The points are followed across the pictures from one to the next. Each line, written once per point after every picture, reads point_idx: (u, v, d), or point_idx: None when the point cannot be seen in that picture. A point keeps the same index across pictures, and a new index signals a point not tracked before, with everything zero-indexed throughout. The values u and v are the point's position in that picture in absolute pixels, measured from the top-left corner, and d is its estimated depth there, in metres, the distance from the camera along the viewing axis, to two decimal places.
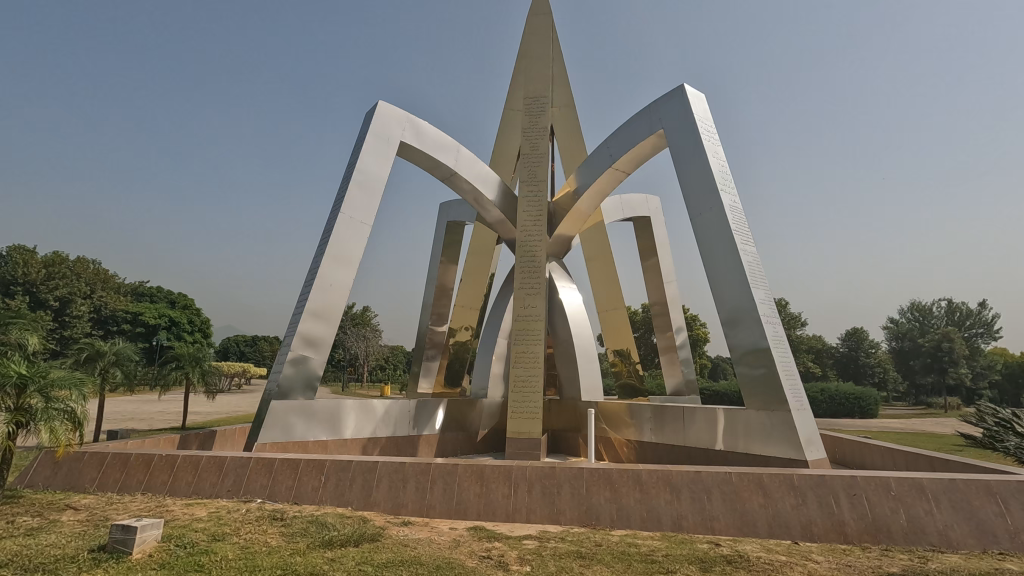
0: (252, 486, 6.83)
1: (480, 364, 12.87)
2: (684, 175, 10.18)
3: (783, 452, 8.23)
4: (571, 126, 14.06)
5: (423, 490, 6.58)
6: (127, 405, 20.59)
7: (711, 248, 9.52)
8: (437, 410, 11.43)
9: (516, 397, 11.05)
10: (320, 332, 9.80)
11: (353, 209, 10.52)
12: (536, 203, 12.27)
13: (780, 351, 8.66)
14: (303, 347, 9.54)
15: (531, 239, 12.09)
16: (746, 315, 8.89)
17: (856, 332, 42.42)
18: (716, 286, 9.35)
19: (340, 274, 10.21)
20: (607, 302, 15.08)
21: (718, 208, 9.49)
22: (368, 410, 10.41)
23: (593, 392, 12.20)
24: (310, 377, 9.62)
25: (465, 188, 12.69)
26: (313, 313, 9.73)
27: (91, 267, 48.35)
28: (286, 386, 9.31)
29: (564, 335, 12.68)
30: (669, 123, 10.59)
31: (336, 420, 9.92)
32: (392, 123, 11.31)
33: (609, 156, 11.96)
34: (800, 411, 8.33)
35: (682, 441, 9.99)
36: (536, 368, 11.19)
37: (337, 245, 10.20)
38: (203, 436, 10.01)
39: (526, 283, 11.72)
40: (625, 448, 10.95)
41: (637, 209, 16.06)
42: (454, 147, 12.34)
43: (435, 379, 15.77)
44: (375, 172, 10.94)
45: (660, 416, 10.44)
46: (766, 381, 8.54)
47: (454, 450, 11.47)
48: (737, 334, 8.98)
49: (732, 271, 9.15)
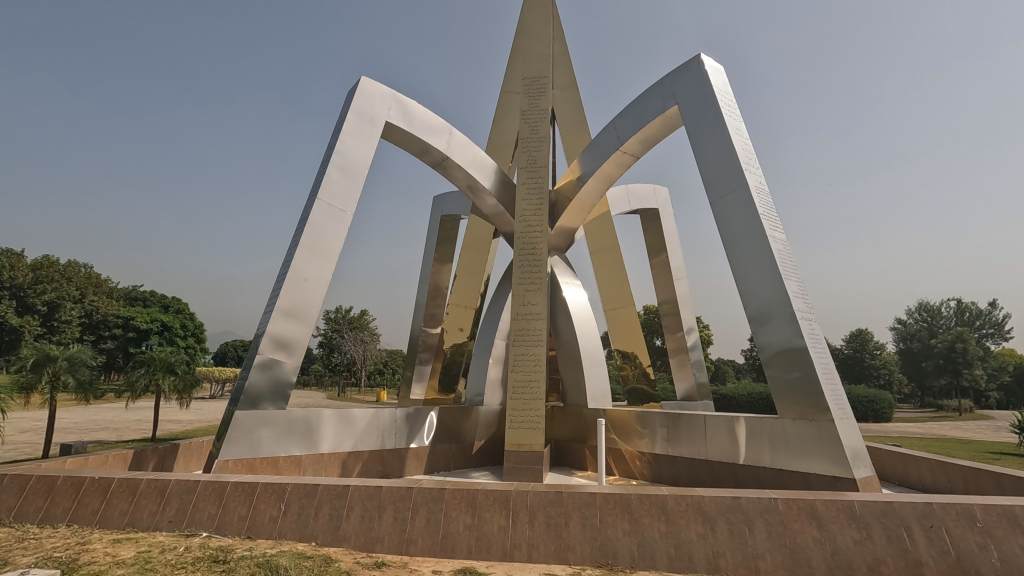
0: (198, 516, 5.69)
1: (476, 369, 11.73)
2: (702, 155, 9.08)
3: (826, 470, 7.08)
4: (574, 109, 12.96)
5: (403, 521, 5.44)
6: (106, 414, 19.46)
7: (735, 236, 8.42)
8: (428, 419, 10.28)
9: (515, 405, 9.92)
10: (292, 332, 8.68)
11: (331, 195, 9.41)
12: (536, 191, 11.19)
13: (818, 351, 7.53)
14: (273, 350, 8.41)
15: (530, 230, 10.99)
16: (776, 310, 7.78)
17: (861, 333, 41.37)
18: (741, 279, 8.25)
19: (317, 269, 9.09)
20: (613, 301, 13.96)
21: (743, 190, 8.39)
22: (348, 421, 9.25)
23: (600, 399, 11.07)
24: (282, 384, 8.47)
25: (459, 175, 11.60)
26: (285, 312, 8.61)
27: (81, 270, 47.22)
28: (253, 394, 8.16)
29: (568, 335, 11.56)
30: (683, 97, 9.51)
31: (311, 433, 8.75)
32: (377, 102, 10.21)
33: (616, 137, 10.87)
34: (843, 421, 7.19)
35: (703, 455, 8.81)
36: (538, 372, 10.06)
37: (313, 235, 9.09)
38: (162, 451, 8.90)
39: (525, 278, 10.61)
40: (638, 461, 9.79)
41: (644, 201, 14.95)
42: (446, 129, 11.25)
43: (429, 384, 14.65)
44: (357, 155, 9.84)
45: (677, 426, 9.27)
46: (802, 385, 7.41)
47: (446, 464, 10.32)
48: (767, 332, 7.86)
49: (760, 261, 8.04)
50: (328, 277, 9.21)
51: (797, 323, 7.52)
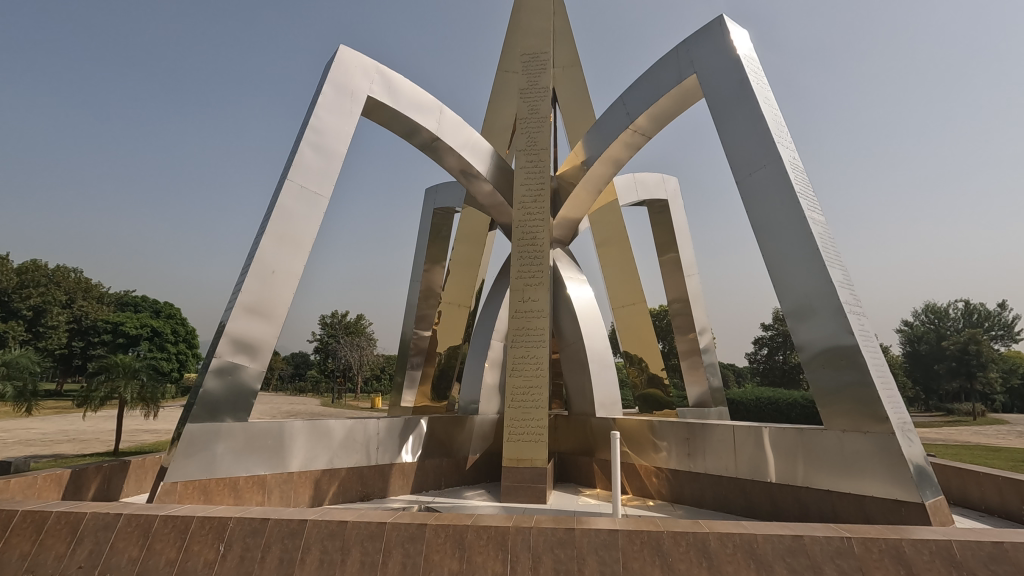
0: (115, 561, 4.52)
1: (470, 374, 10.56)
2: (725, 129, 7.98)
3: (886, 492, 5.92)
4: (576, 89, 11.86)
5: (372, 569, 4.27)
6: (79, 423, 18.24)
7: (766, 218, 7.30)
8: (416, 431, 9.08)
9: (514, 415, 8.77)
10: (257, 333, 7.52)
11: (304, 176, 8.28)
12: (536, 176, 10.10)
13: (871, 351, 6.40)
14: (232, 352, 7.24)
15: (531, 218, 9.87)
16: (819, 303, 6.65)
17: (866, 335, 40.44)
18: (775, 268, 7.13)
19: (287, 260, 7.94)
20: (620, 297, 12.82)
21: (776, 165, 7.27)
22: (322, 434, 8.04)
23: (610, 407, 9.92)
24: (244, 392, 7.28)
25: (451, 158, 10.51)
26: (248, 308, 7.45)
27: (69, 274, 45.92)
28: (208, 404, 6.97)
29: (572, 336, 10.40)
30: (703, 65, 8.40)
31: (277, 449, 7.53)
32: (357, 73, 9.09)
33: (625, 114, 9.75)
34: (905, 433, 6.04)
35: (731, 472, 7.61)
36: (540, 377, 8.90)
37: (282, 221, 7.94)
38: (109, 468, 7.72)
39: (525, 272, 9.49)
40: (654, 478, 8.60)
41: (653, 191, 13.83)
42: (436, 107, 10.15)
43: (420, 390, 13.50)
44: (334, 132, 8.72)
45: (699, 438, 8.08)
46: (854, 390, 6.26)
47: (437, 481, 9.14)
48: (808, 329, 6.73)
49: (798, 247, 6.92)
50: (300, 268, 8.05)
51: (847, 318, 6.39)
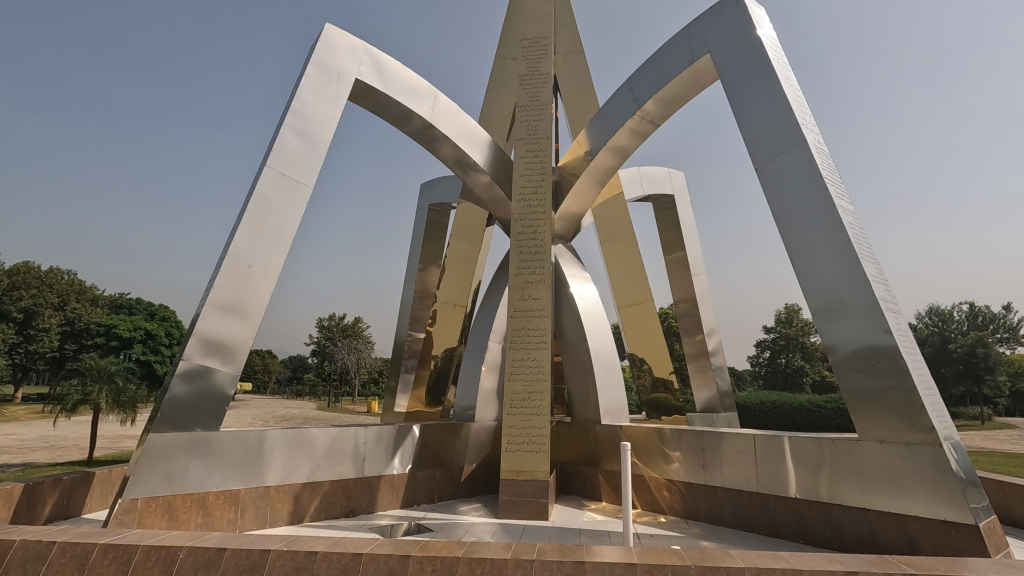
0: None
1: (466, 378, 9.89)
2: (742, 111, 7.35)
3: (931, 512, 5.28)
4: (579, 76, 11.22)
5: None
6: (61, 429, 17.47)
7: (790, 207, 6.66)
8: (406, 439, 8.39)
9: (513, 423, 8.09)
10: (230, 333, 6.84)
11: (285, 163, 7.63)
12: (537, 166, 9.46)
13: (910, 352, 5.74)
14: (203, 354, 6.57)
15: (530, 211, 9.22)
16: (850, 299, 6.00)
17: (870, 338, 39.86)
18: (800, 261, 6.49)
19: (265, 253, 7.28)
20: (626, 296, 12.19)
21: (801, 148, 6.62)
22: (304, 444, 7.33)
23: (616, 413, 9.26)
24: (216, 398, 6.61)
25: (445, 147, 9.88)
26: (220, 305, 6.78)
27: (62, 275, 45.08)
28: (174, 412, 6.29)
29: (575, 337, 9.75)
30: (717, 43, 7.77)
31: (252, 460, 6.83)
32: (344, 54, 8.45)
33: (632, 99, 9.12)
34: (952, 444, 5.38)
35: (750, 486, 6.94)
36: (541, 381, 8.23)
37: (259, 211, 7.28)
38: (68, 482, 7.01)
39: (524, 268, 8.84)
40: (666, 491, 7.93)
41: (658, 185, 13.19)
42: (430, 93, 9.51)
43: (414, 394, 12.82)
44: (318, 117, 8.08)
45: (715, 449, 7.40)
46: (893, 397, 5.61)
47: (429, 494, 8.46)
48: (838, 329, 6.07)
49: (827, 238, 6.28)
50: (279, 263, 7.40)
51: (884, 316, 5.73)
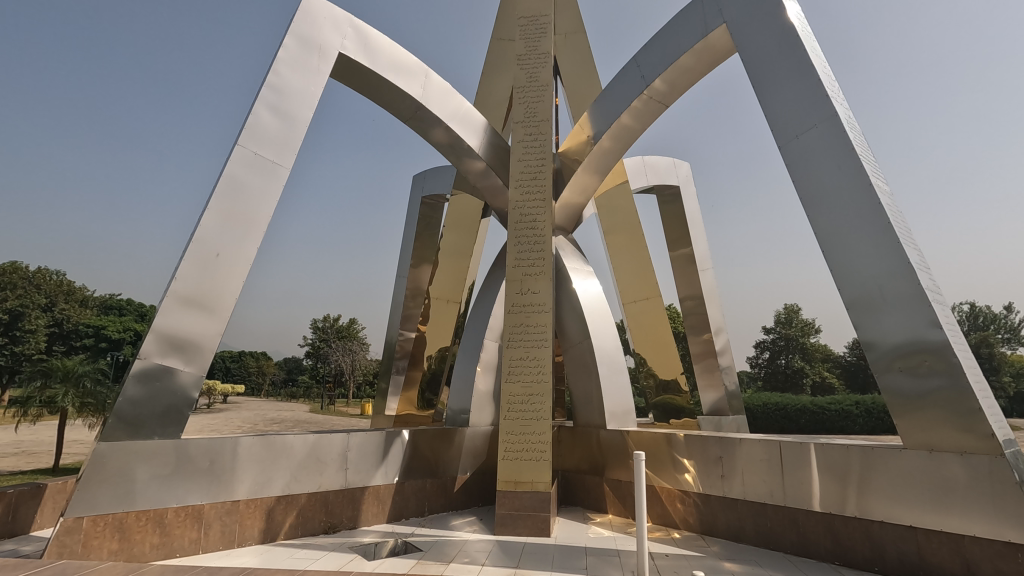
0: None
1: (459, 380, 9.17)
2: (762, 85, 6.68)
3: (994, 532, 4.60)
4: (581, 57, 10.53)
5: None
6: (35, 434, 16.61)
7: (820, 188, 5.98)
8: (395, 446, 7.67)
9: (511, 428, 7.39)
10: (194, 328, 6.08)
11: (259, 141, 6.89)
12: (537, 150, 8.77)
13: (962, 349, 5.06)
14: (162, 353, 5.81)
15: (529, 198, 8.52)
16: (892, 289, 5.33)
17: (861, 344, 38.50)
18: (832, 248, 5.82)
19: (235, 240, 6.54)
20: (632, 292, 11.54)
21: (832, 122, 5.94)
22: (279, 453, 6.59)
23: (621, 417, 8.56)
24: (176, 403, 5.87)
25: (437, 131, 9.18)
26: (182, 298, 6.03)
27: (50, 275, 44.14)
28: (128, 416, 5.57)
29: (577, 334, 9.04)
30: (734, 12, 7.10)
31: (218, 471, 6.10)
32: (326, 26, 7.72)
33: (639, 77, 8.44)
34: (1015, 453, 4.70)
35: (776, 500, 6.25)
36: (542, 383, 7.52)
37: (229, 195, 6.54)
38: (14, 496, 6.25)
39: (523, 259, 8.14)
40: (680, 503, 7.23)
41: (663, 176, 12.52)
42: (421, 71, 8.80)
43: (405, 396, 12.13)
44: (297, 93, 7.35)
45: (736, 457, 6.70)
46: (943, 399, 4.92)
47: (419, 507, 7.75)
48: (878, 323, 5.39)
49: (863, 221, 5.60)
50: (251, 252, 6.66)
51: (933, 307, 5.04)
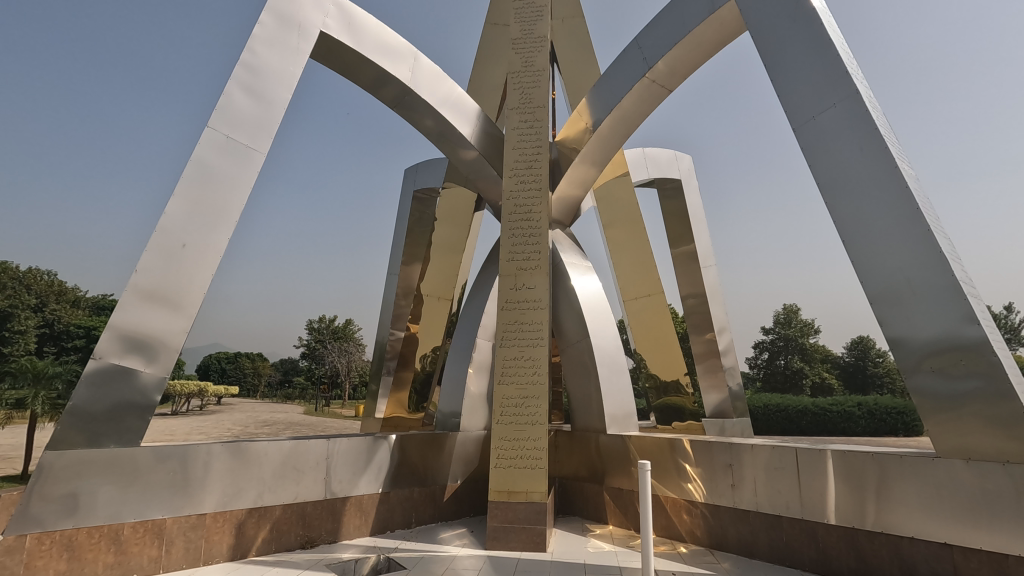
0: None
1: (450, 382, 8.66)
2: (775, 64, 6.19)
3: None
4: (579, 43, 10.04)
5: None
6: (17, 438, 16.08)
7: (840, 173, 5.50)
8: (380, 454, 7.15)
9: (504, 434, 6.87)
10: (157, 325, 5.56)
11: (232, 123, 6.36)
12: (532, 137, 8.26)
13: (1003, 346, 4.56)
14: (121, 353, 5.29)
15: (524, 188, 8.01)
16: (921, 281, 4.84)
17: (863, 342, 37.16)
18: (854, 238, 5.33)
19: (204, 230, 6.01)
20: (634, 289, 11.08)
21: (853, 101, 5.45)
22: (251, 462, 6.07)
23: (622, 421, 8.06)
24: (136, 408, 5.34)
25: (428, 118, 8.68)
26: (144, 293, 5.50)
27: (42, 276, 43.54)
28: (80, 423, 5.05)
29: (575, 333, 8.54)
30: None
31: (183, 482, 5.58)
32: (307, 2, 7.18)
33: (641, 60, 7.95)
34: None
35: (792, 512, 5.75)
36: (538, 384, 7.01)
37: (198, 180, 6.02)
38: None
39: (517, 253, 7.64)
40: (686, 514, 6.73)
41: (665, 169, 12.04)
42: (409, 54, 8.29)
43: (395, 398, 11.63)
44: (274, 72, 6.82)
45: (747, 466, 6.21)
46: (982, 403, 4.43)
47: (405, 518, 7.23)
48: (906, 319, 4.90)
49: (889, 207, 5.11)
50: (222, 243, 6.14)
51: (968, 300, 4.54)
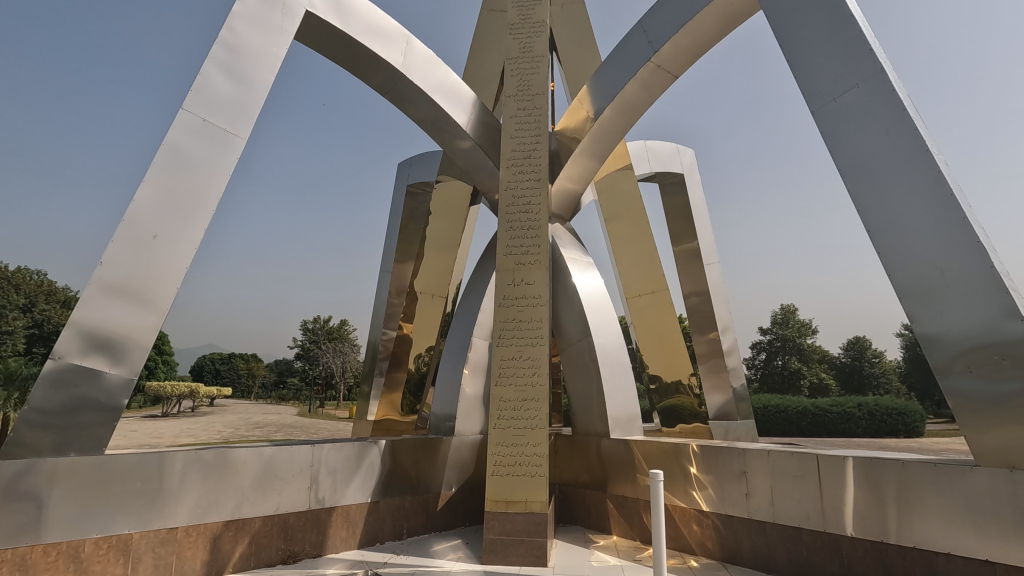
0: None
1: (444, 383, 8.24)
2: (791, 43, 5.80)
3: None
4: (579, 30, 9.65)
5: None
6: None
7: (863, 158, 5.10)
8: (369, 460, 6.71)
9: (502, 439, 6.45)
10: (126, 321, 5.11)
11: (208, 105, 5.91)
12: (531, 125, 7.83)
13: None
14: (84, 352, 4.84)
15: (522, 179, 7.59)
16: (956, 273, 4.46)
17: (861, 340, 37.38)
18: (880, 228, 4.93)
19: (178, 220, 5.57)
20: (636, 285, 10.70)
21: (878, 80, 5.06)
22: (229, 470, 5.63)
23: (626, 424, 7.66)
24: (100, 413, 4.88)
25: (421, 105, 8.26)
26: (110, 287, 5.05)
27: (31, 276, 42.88)
28: (36, 427, 4.61)
29: (576, 332, 8.13)
30: None
31: (153, 493, 5.14)
32: None
33: (646, 43, 7.55)
34: None
35: (813, 524, 5.35)
36: (537, 386, 6.58)
37: (171, 168, 5.57)
38: None
39: (516, 246, 7.22)
40: (695, 524, 6.33)
41: (667, 162, 11.65)
42: (402, 38, 7.87)
43: (388, 400, 11.20)
44: (256, 53, 6.37)
45: (763, 473, 5.81)
46: None
47: (396, 528, 6.80)
48: (939, 314, 4.52)
49: (920, 193, 4.72)
50: (198, 234, 5.69)
51: (1010, 292, 4.16)
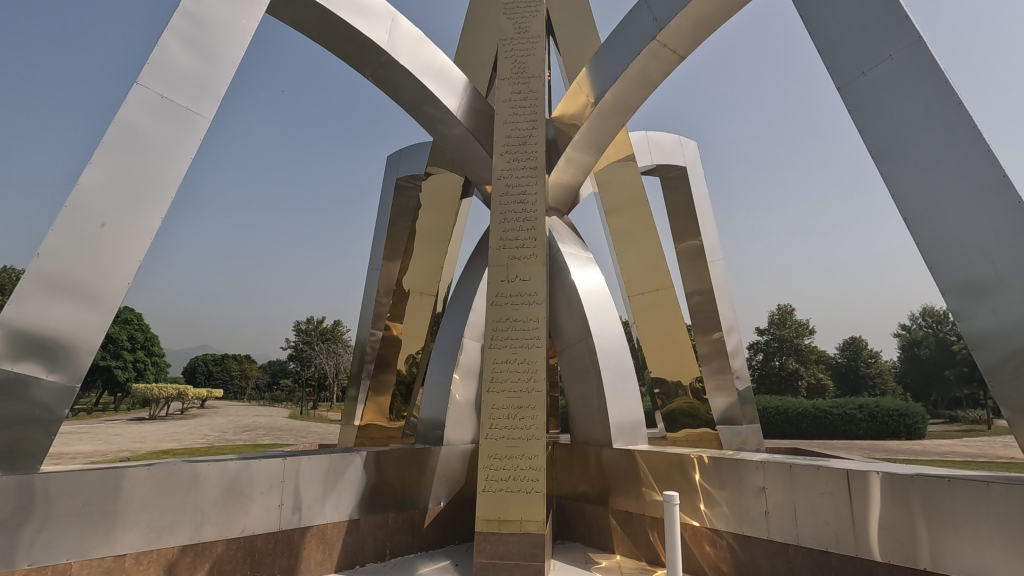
0: None
1: (433, 387, 7.65)
2: (814, 14, 5.25)
3: None
4: (578, 12, 9.09)
5: None
6: None
7: (898, 139, 4.57)
8: (349, 473, 6.12)
9: (495, 450, 5.87)
10: (69, 320, 4.51)
11: (167, 80, 5.31)
12: (527, 109, 7.25)
13: None
14: (15, 356, 4.23)
15: (517, 168, 7.01)
16: (1008, 265, 3.93)
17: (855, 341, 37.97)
18: (918, 216, 4.41)
19: (132, 206, 4.97)
20: (638, 283, 10.20)
21: (917, 49, 4.50)
22: (190, 486, 5.04)
23: (629, 432, 7.10)
24: (35, 424, 4.27)
25: (409, 88, 7.68)
26: (49, 282, 4.45)
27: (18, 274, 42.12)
28: None
29: (575, 332, 7.56)
30: None
31: (98, 514, 4.54)
32: None
33: (650, 21, 6.99)
34: None
35: (841, 548, 4.79)
36: (534, 392, 6.01)
37: (122, 150, 4.96)
38: None
39: (510, 239, 6.64)
40: (708, 545, 5.75)
41: (669, 155, 11.10)
42: (388, 15, 7.29)
43: (374, 404, 10.59)
44: (223, 24, 5.77)
45: (783, 489, 5.25)
46: None
47: (378, 548, 6.20)
48: (989, 311, 3.99)
49: (965, 176, 4.18)
50: (154, 222, 5.09)
51: None
